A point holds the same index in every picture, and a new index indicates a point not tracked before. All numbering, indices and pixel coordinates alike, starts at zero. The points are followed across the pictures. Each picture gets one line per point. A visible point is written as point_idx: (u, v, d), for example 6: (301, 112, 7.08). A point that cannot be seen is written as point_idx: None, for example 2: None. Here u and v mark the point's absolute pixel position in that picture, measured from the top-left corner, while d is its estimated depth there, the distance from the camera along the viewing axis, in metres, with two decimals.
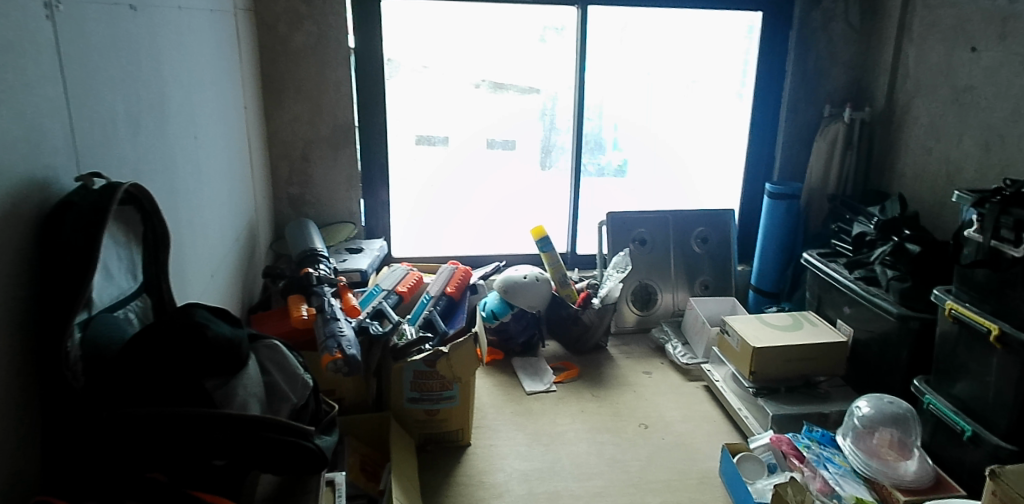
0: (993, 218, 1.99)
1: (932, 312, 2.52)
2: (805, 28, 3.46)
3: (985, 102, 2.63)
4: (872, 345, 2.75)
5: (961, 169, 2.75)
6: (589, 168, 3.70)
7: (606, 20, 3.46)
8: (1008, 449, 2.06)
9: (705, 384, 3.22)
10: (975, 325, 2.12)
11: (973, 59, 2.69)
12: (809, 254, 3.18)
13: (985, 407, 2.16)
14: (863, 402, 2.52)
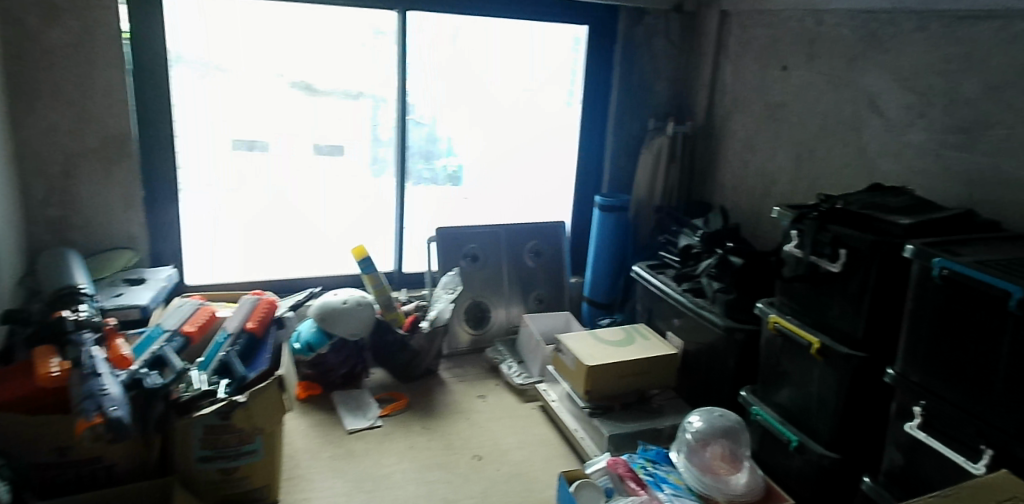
0: (813, 234, 1.97)
1: (755, 322, 2.55)
2: (629, 43, 3.47)
3: (796, 118, 2.73)
4: (702, 356, 2.74)
5: (776, 182, 2.86)
6: (425, 175, 3.42)
7: (432, 27, 3.21)
8: (832, 456, 2.02)
9: (541, 404, 3.07)
10: (797, 338, 2.08)
11: (784, 76, 2.80)
12: (638, 266, 3.17)
13: (809, 415, 2.12)
14: (694, 416, 2.39)
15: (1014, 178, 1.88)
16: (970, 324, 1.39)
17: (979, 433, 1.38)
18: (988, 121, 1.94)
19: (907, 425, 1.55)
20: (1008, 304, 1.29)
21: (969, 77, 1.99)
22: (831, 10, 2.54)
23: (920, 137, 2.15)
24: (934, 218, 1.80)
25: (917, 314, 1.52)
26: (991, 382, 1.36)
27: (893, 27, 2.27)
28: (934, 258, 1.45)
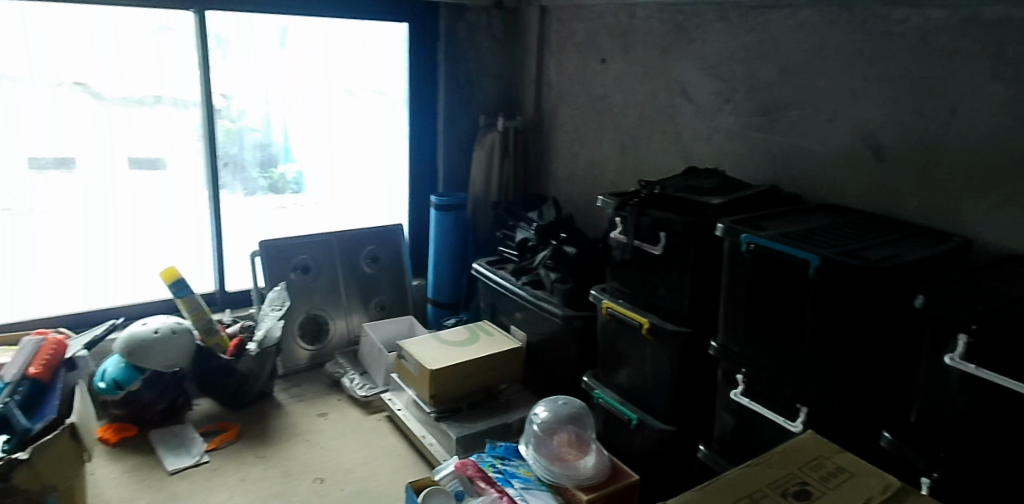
0: (634, 220, 2.04)
1: (591, 308, 2.60)
2: (452, 40, 3.41)
3: (617, 109, 2.85)
4: (545, 346, 2.76)
5: (604, 171, 2.96)
6: (264, 186, 3.19)
7: (243, 27, 2.97)
8: (668, 430, 2.12)
9: (388, 414, 2.93)
10: (629, 320, 2.15)
11: (604, 69, 2.90)
12: (478, 263, 3.13)
13: (646, 392, 2.20)
14: (540, 407, 2.40)
15: (808, 153, 2.05)
16: (778, 293, 1.50)
17: (793, 392, 1.50)
18: (784, 103, 2.11)
19: (733, 393, 1.65)
20: (808, 272, 1.41)
21: (766, 63, 2.15)
22: (641, 4, 2.67)
23: (729, 121, 2.30)
24: (741, 196, 1.94)
25: (732, 288, 1.62)
26: (800, 345, 1.47)
27: (696, 19, 2.41)
28: (742, 235, 1.54)
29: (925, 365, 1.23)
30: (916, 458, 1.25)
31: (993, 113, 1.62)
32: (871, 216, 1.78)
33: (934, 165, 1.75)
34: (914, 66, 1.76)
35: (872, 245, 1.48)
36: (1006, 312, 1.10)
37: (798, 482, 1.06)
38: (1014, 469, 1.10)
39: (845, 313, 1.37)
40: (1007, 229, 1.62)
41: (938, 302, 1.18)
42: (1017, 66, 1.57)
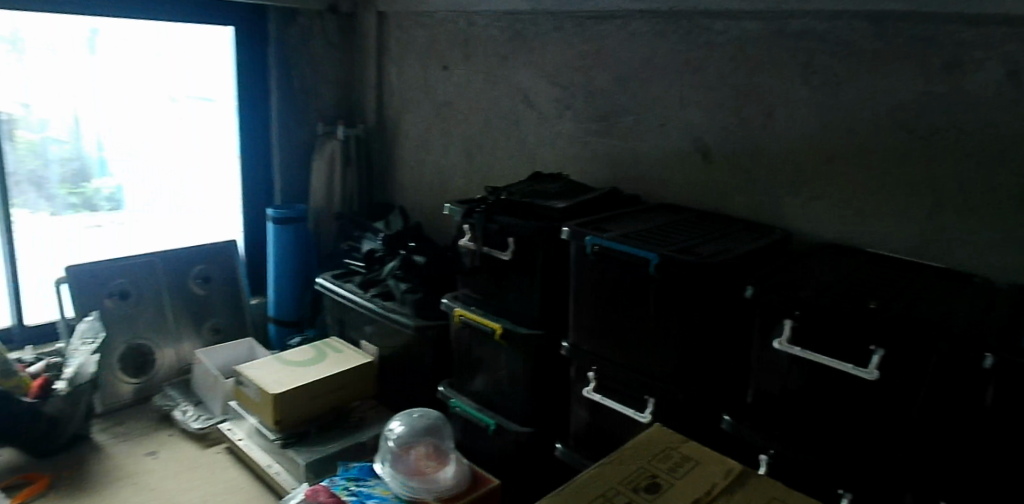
0: (482, 227, 2.04)
1: (444, 316, 2.57)
2: (285, 44, 3.21)
3: (461, 116, 2.86)
4: (397, 359, 2.67)
5: (451, 178, 2.96)
6: (74, 204, 2.82)
7: (38, 26, 2.62)
8: (525, 432, 2.14)
9: (228, 446, 2.68)
10: (481, 327, 2.15)
11: (446, 76, 2.90)
12: (323, 277, 2.98)
13: (502, 397, 2.21)
14: (396, 422, 2.31)
15: (644, 156, 2.19)
16: (622, 291, 1.57)
17: (642, 384, 1.58)
18: (621, 109, 2.23)
19: (585, 390, 1.70)
20: (649, 269, 1.49)
21: (603, 71, 2.26)
22: (479, 12, 2.69)
23: (570, 126, 2.40)
24: (584, 200, 2.02)
25: (580, 288, 1.67)
26: (645, 339, 1.56)
27: (535, 28, 2.48)
28: (588, 237, 1.60)
29: (757, 350, 1.34)
30: (754, 437, 1.37)
31: (801, 117, 1.81)
32: (702, 214, 1.93)
33: (752, 164, 1.93)
34: (734, 74, 1.93)
35: (705, 241, 1.60)
36: (823, 297, 1.23)
37: (649, 476, 1.10)
38: (835, 437, 1.24)
39: (686, 306, 1.47)
40: (818, 220, 1.81)
41: (766, 292, 1.30)
42: (819, 74, 1.76)
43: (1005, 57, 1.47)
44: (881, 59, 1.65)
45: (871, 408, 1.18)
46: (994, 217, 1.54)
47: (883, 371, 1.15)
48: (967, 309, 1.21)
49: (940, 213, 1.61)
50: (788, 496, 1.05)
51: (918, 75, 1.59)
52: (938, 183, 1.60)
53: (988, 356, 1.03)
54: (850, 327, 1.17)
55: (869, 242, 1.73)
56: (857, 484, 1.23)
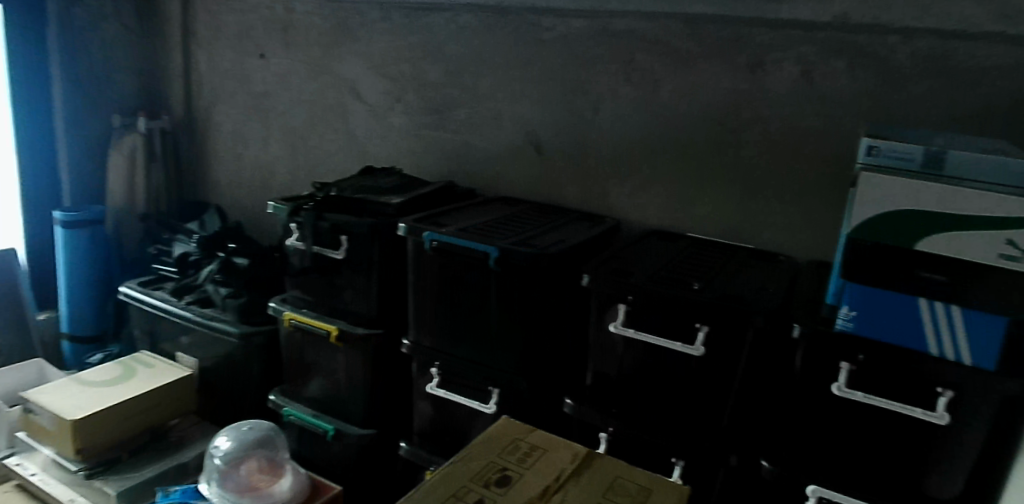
0: (310, 225, 1.93)
1: (272, 321, 2.39)
2: (66, 25, 2.76)
3: (283, 107, 2.68)
4: (219, 372, 2.43)
5: (275, 173, 2.76)
6: None
7: None
8: (368, 434, 2.07)
9: (17, 482, 2.27)
10: (314, 330, 2.03)
11: (263, 65, 2.70)
12: (127, 286, 2.64)
13: (341, 401, 2.11)
14: (221, 439, 2.12)
15: (478, 149, 2.21)
16: (463, 286, 1.57)
17: (486, 376, 1.59)
18: (455, 102, 2.23)
19: (428, 386, 1.67)
20: (489, 263, 1.51)
21: (435, 63, 2.24)
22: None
23: (402, 120, 2.35)
24: (420, 195, 1.99)
25: (420, 283, 1.64)
26: (487, 331, 1.57)
27: (359, 17, 2.39)
28: (426, 233, 1.58)
29: (594, 332, 1.39)
30: (593, 417, 1.41)
31: (628, 111, 1.93)
32: (537, 205, 2.00)
33: (584, 155, 2.02)
34: (564, 69, 2.01)
35: (541, 234, 1.65)
36: (652, 282, 1.32)
37: (500, 469, 1.08)
38: (667, 409, 1.34)
39: (526, 297, 1.51)
40: (645, 208, 1.96)
41: (599, 280, 1.35)
42: (640, 71, 1.89)
43: (799, 58, 1.68)
44: (696, 59, 1.81)
45: (698, 380, 1.29)
46: (792, 199, 1.76)
47: (706, 346, 1.27)
48: (773, 286, 1.37)
49: (747, 198, 1.81)
50: (631, 474, 1.10)
51: (727, 72, 1.77)
52: (746, 170, 1.80)
53: (798, 327, 1.17)
54: (677, 308, 1.27)
55: (691, 227, 1.90)
56: (688, 451, 1.33)
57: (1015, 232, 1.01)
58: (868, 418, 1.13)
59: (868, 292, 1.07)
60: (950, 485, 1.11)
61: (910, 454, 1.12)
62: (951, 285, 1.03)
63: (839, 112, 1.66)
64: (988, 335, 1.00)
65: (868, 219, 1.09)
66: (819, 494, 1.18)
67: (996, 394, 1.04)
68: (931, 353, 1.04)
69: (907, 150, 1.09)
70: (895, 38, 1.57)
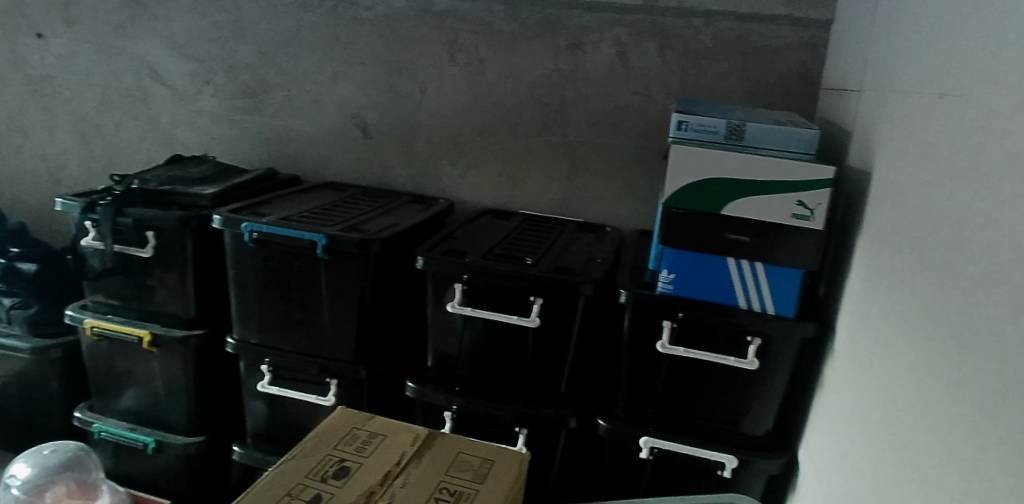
0: (108, 224, 1.07)
1: (72, 330, 1.36)
2: None
3: (71, 95, 1.46)
4: (16, 413, 1.38)
5: (67, 167, 1.51)
6: None
7: None
8: (197, 442, 1.19)
9: None
10: (124, 340, 1.15)
11: (42, 48, 1.45)
12: None
13: (154, 418, 1.20)
14: (21, 466, 1.16)
15: (304, 136, 1.35)
16: (293, 280, 1.00)
17: (320, 367, 1.04)
18: (264, 83, 1.34)
19: (259, 385, 1.07)
20: (316, 255, 0.98)
21: (237, 44, 1.33)
22: None
23: (211, 104, 1.38)
24: (240, 181, 1.18)
25: (240, 281, 1.03)
26: (326, 329, 1.03)
27: None
28: (241, 223, 0.99)
29: (429, 311, 0.94)
30: (436, 397, 0.96)
31: (452, 91, 1.25)
32: (366, 187, 1.32)
33: (416, 138, 1.30)
34: (380, 45, 1.26)
35: (375, 215, 1.12)
36: (491, 260, 0.92)
37: (332, 463, 0.72)
38: (524, 394, 0.94)
39: (363, 291, 0.99)
40: (475, 190, 1.29)
41: (434, 264, 0.91)
42: (465, 54, 1.23)
43: (614, 40, 1.17)
44: (514, 41, 1.20)
45: (534, 352, 0.91)
46: (632, 166, 1.22)
47: (544, 319, 0.89)
48: (604, 254, 1.02)
49: (576, 172, 1.24)
50: (476, 447, 0.77)
51: (545, 55, 1.20)
52: (572, 141, 1.23)
53: (624, 292, 0.86)
54: (512, 284, 0.88)
55: (526, 203, 1.28)
56: (534, 421, 0.94)
57: (803, 189, 0.76)
58: (693, 373, 0.86)
59: (682, 253, 0.82)
60: (762, 422, 0.87)
61: (720, 399, 0.87)
62: (758, 247, 0.79)
63: (655, 89, 1.17)
64: (788, 281, 0.81)
65: (677, 192, 0.79)
66: (653, 445, 0.89)
67: (796, 337, 0.82)
68: (740, 308, 0.83)
69: (708, 121, 0.81)
70: (699, 20, 1.13)
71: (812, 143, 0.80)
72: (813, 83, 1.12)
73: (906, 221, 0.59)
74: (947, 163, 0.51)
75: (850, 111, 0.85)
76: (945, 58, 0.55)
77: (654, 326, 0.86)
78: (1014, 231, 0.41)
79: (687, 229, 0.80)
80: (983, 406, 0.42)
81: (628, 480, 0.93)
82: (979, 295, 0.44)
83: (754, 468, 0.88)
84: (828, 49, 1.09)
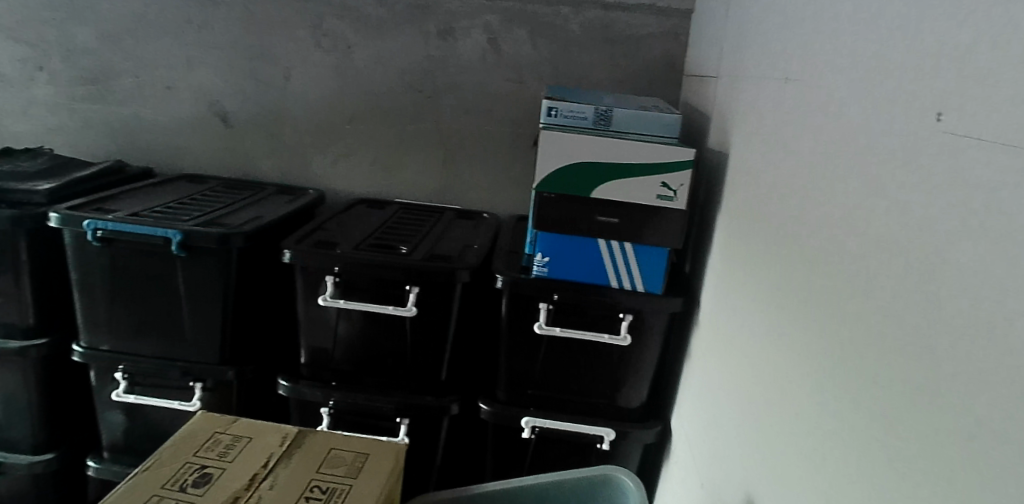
0: None
1: None
2: None
3: None
4: None
5: None
6: None
7: None
8: (46, 459, 1.09)
9: None
10: None
11: None
12: None
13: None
14: None
15: (154, 126, 1.26)
16: (148, 280, 0.94)
17: (182, 370, 0.98)
18: (108, 69, 1.23)
19: (115, 394, 0.99)
20: (171, 252, 0.92)
21: (77, 26, 1.22)
22: None
23: (46, 92, 1.25)
24: (83, 175, 1.09)
25: (85, 284, 0.95)
26: (189, 331, 0.97)
27: None
28: (83, 221, 0.91)
29: (300, 306, 0.91)
30: (313, 393, 0.94)
31: (318, 78, 1.22)
32: (230, 178, 1.26)
33: (282, 126, 1.25)
34: (239, 28, 1.20)
35: (237, 208, 1.07)
36: (363, 250, 0.91)
37: (191, 471, 0.69)
38: (405, 385, 0.94)
39: (225, 288, 0.95)
40: (348, 180, 1.27)
41: (304, 256, 0.88)
42: (332, 39, 1.19)
43: (486, 27, 1.17)
44: (382, 27, 1.18)
45: (412, 340, 0.91)
46: (507, 153, 1.23)
47: (421, 308, 0.89)
48: (481, 240, 1.03)
49: (452, 159, 1.24)
50: (349, 441, 0.76)
51: (414, 41, 1.19)
52: (445, 129, 1.22)
53: (500, 277, 0.86)
54: (385, 275, 0.87)
55: (400, 191, 1.27)
56: (415, 411, 0.93)
57: (665, 172, 0.80)
58: (569, 353, 0.89)
59: (557, 237, 0.84)
60: (637, 395, 0.92)
61: (596, 375, 0.90)
62: (626, 228, 0.82)
63: (527, 77, 1.19)
64: (655, 260, 0.85)
65: (548, 177, 0.81)
66: (535, 425, 0.91)
67: (664, 312, 0.87)
68: (612, 287, 0.86)
69: (578, 108, 0.84)
70: (567, 7, 1.15)
71: (673, 127, 0.84)
72: (676, 71, 1.18)
73: (759, 189, 0.64)
74: (790, 126, 0.57)
75: (709, 96, 0.90)
76: (790, 46, 0.59)
77: (530, 309, 0.87)
78: (846, 200, 0.46)
79: (558, 213, 0.82)
80: (824, 366, 0.46)
81: (511, 461, 0.95)
82: (818, 264, 0.48)
83: (631, 439, 0.92)
84: (690, 37, 1.15)
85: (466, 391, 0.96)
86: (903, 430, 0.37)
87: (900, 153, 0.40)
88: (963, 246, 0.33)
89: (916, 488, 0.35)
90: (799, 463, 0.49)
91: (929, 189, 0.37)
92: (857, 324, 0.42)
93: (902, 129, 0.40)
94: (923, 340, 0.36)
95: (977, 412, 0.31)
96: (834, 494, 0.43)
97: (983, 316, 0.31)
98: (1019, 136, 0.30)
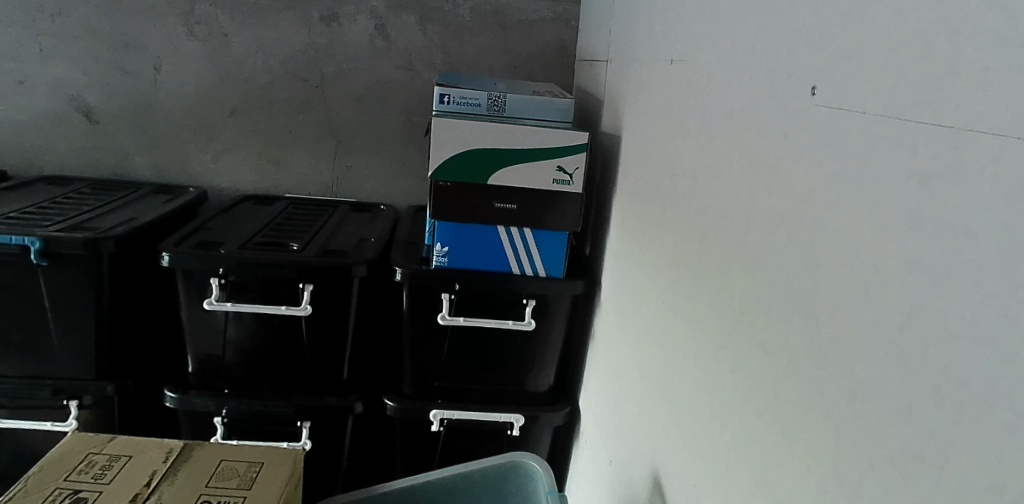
0: None
1: None
2: None
3: None
4: None
5: None
6: None
7: None
8: None
9: None
10: None
11: None
12: None
13: None
14: None
15: (6, 124, 1.16)
16: (10, 293, 0.87)
17: (53, 389, 0.91)
18: None
19: None
20: (30, 261, 0.85)
21: None
22: None
23: None
24: None
25: None
26: (59, 345, 0.90)
27: None
28: None
29: (184, 311, 0.87)
30: (204, 403, 0.89)
31: (192, 68, 1.15)
32: (98, 179, 1.17)
33: (155, 121, 1.18)
34: (101, 16, 1.12)
35: (106, 210, 1.00)
36: (250, 249, 0.87)
37: (61, 498, 0.64)
38: (305, 387, 0.91)
39: (98, 297, 0.89)
40: (234, 176, 1.21)
41: (186, 257, 0.84)
42: (205, 27, 1.13)
43: (372, 12, 1.14)
44: (260, 13, 1.13)
45: (309, 340, 0.88)
46: (406, 142, 1.21)
47: (318, 306, 0.87)
48: (378, 233, 1.01)
49: (345, 150, 1.21)
50: (243, 451, 0.74)
51: (296, 27, 1.14)
52: (336, 120, 1.19)
53: (399, 270, 0.85)
54: (275, 274, 0.84)
55: (291, 186, 1.22)
56: (318, 412, 0.91)
57: (561, 155, 0.81)
58: (474, 343, 0.89)
59: (455, 226, 0.84)
60: (544, 378, 0.93)
61: (502, 362, 0.91)
62: (523, 215, 0.83)
63: (419, 64, 1.17)
64: (554, 244, 0.86)
65: (443, 166, 0.80)
66: (443, 417, 0.91)
67: (567, 294, 0.88)
68: (514, 274, 0.86)
69: (471, 94, 0.83)
70: None
71: (568, 111, 0.85)
72: (568, 56, 1.19)
73: (651, 171, 0.65)
74: (677, 107, 0.58)
75: (600, 80, 0.91)
76: (673, 30, 0.61)
77: (432, 300, 0.87)
78: (733, 176, 0.47)
79: (454, 202, 0.82)
80: (718, 338, 0.48)
81: (419, 455, 0.95)
82: (707, 241, 0.50)
83: (541, 423, 0.94)
84: (578, 23, 1.17)
85: (368, 388, 0.95)
86: (790, 391, 0.39)
87: (779, 131, 0.42)
88: (839, 216, 0.35)
89: (805, 452, 0.37)
90: (699, 433, 0.51)
91: (806, 163, 0.39)
92: (745, 296, 0.45)
93: (779, 103, 0.42)
94: (806, 310, 0.38)
95: (856, 378, 0.33)
96: (732, 459, 0.45)
97: (862, 279, 0.33)
98: (886, 105, 0.32)
